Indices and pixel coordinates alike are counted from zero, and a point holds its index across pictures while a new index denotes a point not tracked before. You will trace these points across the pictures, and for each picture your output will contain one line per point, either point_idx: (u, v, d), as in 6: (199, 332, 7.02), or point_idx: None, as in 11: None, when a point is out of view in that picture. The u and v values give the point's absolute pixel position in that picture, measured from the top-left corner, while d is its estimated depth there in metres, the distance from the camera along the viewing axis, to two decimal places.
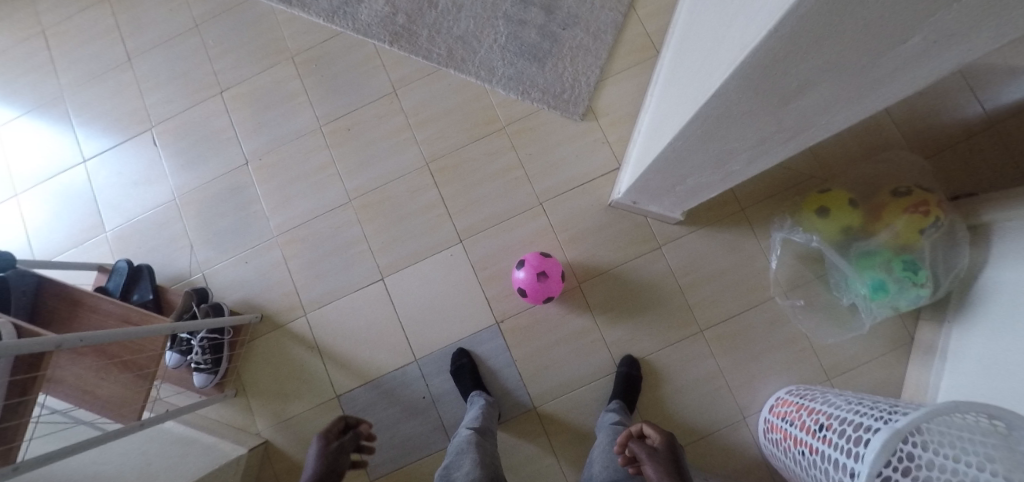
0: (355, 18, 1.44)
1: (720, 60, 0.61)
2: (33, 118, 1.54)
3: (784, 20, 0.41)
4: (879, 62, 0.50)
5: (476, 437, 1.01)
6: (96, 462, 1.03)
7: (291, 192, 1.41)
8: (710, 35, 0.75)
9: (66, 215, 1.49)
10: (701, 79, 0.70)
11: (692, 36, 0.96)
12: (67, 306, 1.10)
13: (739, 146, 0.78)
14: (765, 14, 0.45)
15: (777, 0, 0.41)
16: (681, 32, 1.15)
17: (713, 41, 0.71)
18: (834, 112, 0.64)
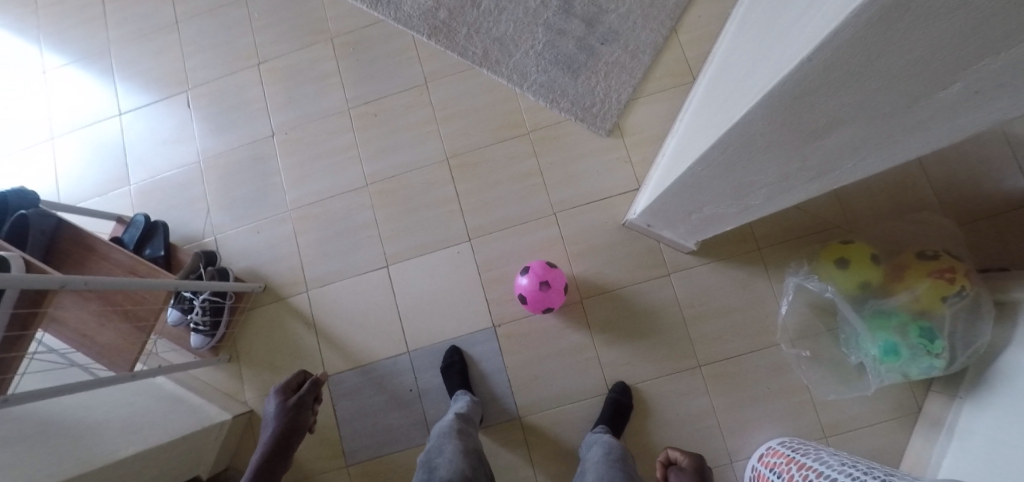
0: (397, 8, 1.45)
1: (750, 93, 0.60)
2: (79, 68, 1.59)
3: (818, 51, 0.39)
4: (916, 107, 0.48)
5: (459, 424, 1.01)
6: (83, 406, 1.05)
7: (312, 169, 1.43)
8: (746, 67, 0.73)
9: (95, 163, 1.54)
10: (729, 112, 0.68)
11: (729, 67, 0.94)
12: (81, 250, 1.14)
13: (762, 181, 0.75)
14: (800, 42, 0.43)
15: (814, 27, 0.40)
16: (719, 62, 1.13)
17: (748, 73, 0.69)
18: (863, 156, 0.62)
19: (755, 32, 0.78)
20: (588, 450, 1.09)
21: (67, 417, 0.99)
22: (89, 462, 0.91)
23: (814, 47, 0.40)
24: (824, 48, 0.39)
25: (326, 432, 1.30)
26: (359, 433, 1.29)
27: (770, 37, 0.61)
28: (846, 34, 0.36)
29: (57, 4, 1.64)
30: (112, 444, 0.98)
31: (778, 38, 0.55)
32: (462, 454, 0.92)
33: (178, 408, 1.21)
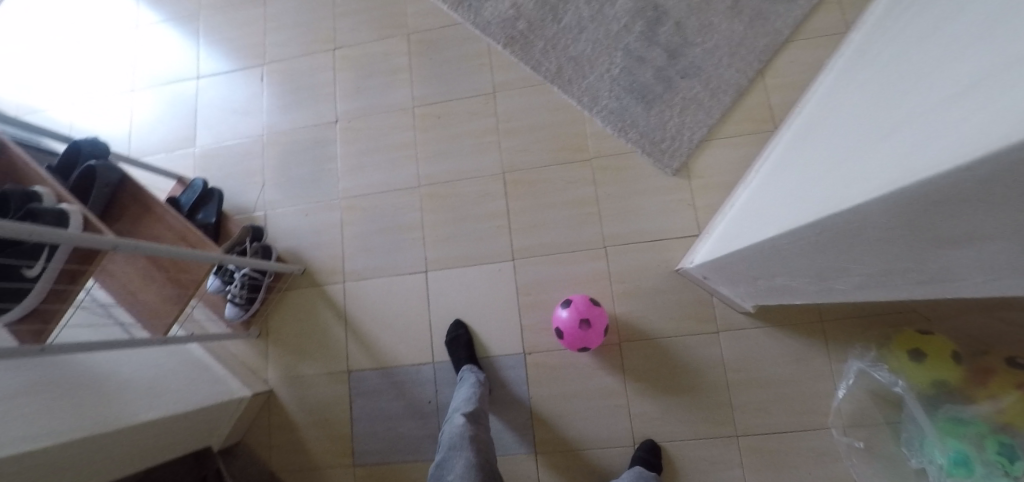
0: (478, 13, 1.44)
1: (870, 170, 0.53)
2: (169, 27, 1.65)
3: (980, 162, 0.33)
4: None
5: (470, 431, 0.97)
6: (117, 361, 1.07)
7: (367, 161, 1.43)
8: (857, 134, 0.67)
9: (167, 121, 1.59)
10: (837, 184, 0.61)
11: (826, 127, 0.87)
12: (139, 207, 1.16)
13: (859, 272, 0.67)
14: (952, 146, 0.38)
15: (975, 137, 0.34)
16: (811, 116, 1.05)
17: (861, 143, 0.63)
18: (985, 289, 0.52)
19: (873, 97, 0.70)
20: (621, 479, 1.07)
21: (98, 371, 1.01)
22: (107, 422, 0.92)
23: (970, 160, 0.34)
24: (982, 164, 0.33)
25: (340, 427, 1.29)
26: (371, 436, 1.27)
27: (901, 113, 0.54)
28: (1016, 158, 0.30)
29: None
30: (133, 407, 0.99)
31: (915, 119, 0.50)
32: (474, 470, 0.90)
33: (202, 377, 1.22)
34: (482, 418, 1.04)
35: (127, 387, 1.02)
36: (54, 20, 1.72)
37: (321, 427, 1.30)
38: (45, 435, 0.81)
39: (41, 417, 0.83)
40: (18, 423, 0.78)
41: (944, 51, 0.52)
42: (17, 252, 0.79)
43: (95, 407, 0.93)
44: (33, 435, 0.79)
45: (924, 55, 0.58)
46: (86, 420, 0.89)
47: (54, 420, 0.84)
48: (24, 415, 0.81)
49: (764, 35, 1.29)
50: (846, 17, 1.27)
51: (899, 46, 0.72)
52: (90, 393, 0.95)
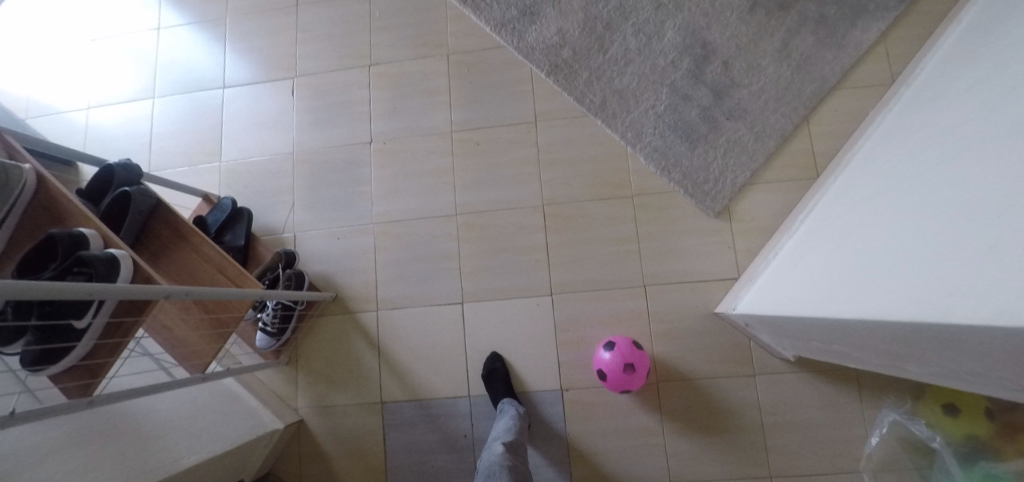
0: (521, 39, 1.43)
1: (960, 284, 0.54)
2: (192, 30, 1.62)
3: None
4: None
5: (509, 458, 0.95)
6: (155, 403, 1.04)
7: (402, 186, 1.40)
8: (911, 222, 0.69)
9: (188, 130, 1.55)
10: (916, 282, 0.62)
11: (870, 192, 0.89)
12: (173, 235, 1.12)
13: (943, 369, 0.67)
14: None
15: None
16: (862, 165, 1.02)
17: (923, 236, 0.65)
18: None
19: (921, 180, 0.73)
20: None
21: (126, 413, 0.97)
22: (158, 470, 0.90)
23: None
24: None
25: (372, 458, 1.28)
26: (405, 468, 1.27)
27: (969, 222, 0.56)
28: None
29: None
30: (172, 451, 0.96)
31: (991, 238, 0.51)
32: None
33: (232, 411, 1.19)
34: (522, 448, 1.02)
35: (156, 427, 0.99)
36: (70, 15, 1.69)
37: (354, 458, 1.29)
38: None
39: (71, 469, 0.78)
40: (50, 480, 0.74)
41: (1003, 168, 0.54)
42: (67, 306, 0.74)
43: (127, 452, 0.89)
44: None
45: (979, 158, 0.61)
46: (119, 467, 0.85)
47: (84, 471, 0.80)
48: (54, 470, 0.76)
49: (811, 81, 1.31)
50: (892, 69, 1.29)
51: (953, 122, 0.74)
52: (117, 437, 0.91)
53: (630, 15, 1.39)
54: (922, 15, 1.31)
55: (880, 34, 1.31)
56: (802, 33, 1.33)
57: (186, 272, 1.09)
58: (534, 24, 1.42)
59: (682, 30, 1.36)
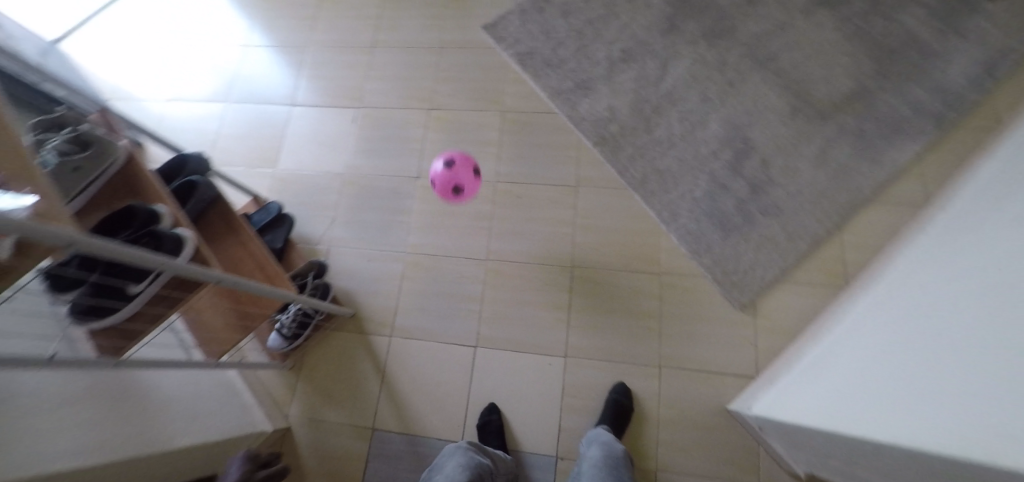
0: (574, 108, 1.54)
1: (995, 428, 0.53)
2: (277, 52, 1.80)
3: None
4: None
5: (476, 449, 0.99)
6: (167, 379, 1.12)
7: (440, 222, 1.48)
8: (936, 351, 0.70)
9: (253, 137, 1.68)
10: (945, 416, 0.62)
11: (894, 310, 0.90)
12: (227, 226, 1.23)
13: None
14: None
15: None
16: (896, 278, 1.00)
17: (949, 369, 0.65)
18: None
19: (945, 310, 0.74)
20: (587, 446, 1.10)
21: (131, 384, 1.02)
22: (156, 444, 0.97)
23: None
24: None
25: None
26: None
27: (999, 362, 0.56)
28: None
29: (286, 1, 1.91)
30: (171, 430, 1.03)
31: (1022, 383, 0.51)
32: (460, 468, 0.89)
33: (227, 409, 1.22)
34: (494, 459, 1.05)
35: (149, 410, 1.02)
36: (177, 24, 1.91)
37: None
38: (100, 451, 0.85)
39: (61, 431, 0.80)
40: (37, 440, 0.75)
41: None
42: (128, 272, 0.89)
43: (113, 428, 0.91)
44: (54, 456, 0.76)
45: (1001, 300, 0.62)
46: (102, 441, 0.87)
47: (71, 438, 0.82)
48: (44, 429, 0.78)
49: (846, 191, 1.34)
50: (927, 190, 1.31)
51: (972, 258, 0.77)
52: (110, 407, 0.94)
53: (677, 104, 1.49)
54: (961, 145, 1.35)
55: (917, 156, 1.35)
56: (839, 144, 1.39)
57: (232, 262, 1.20)
58: (587, 97, 1.54)
59: (726, 124, 1.44)
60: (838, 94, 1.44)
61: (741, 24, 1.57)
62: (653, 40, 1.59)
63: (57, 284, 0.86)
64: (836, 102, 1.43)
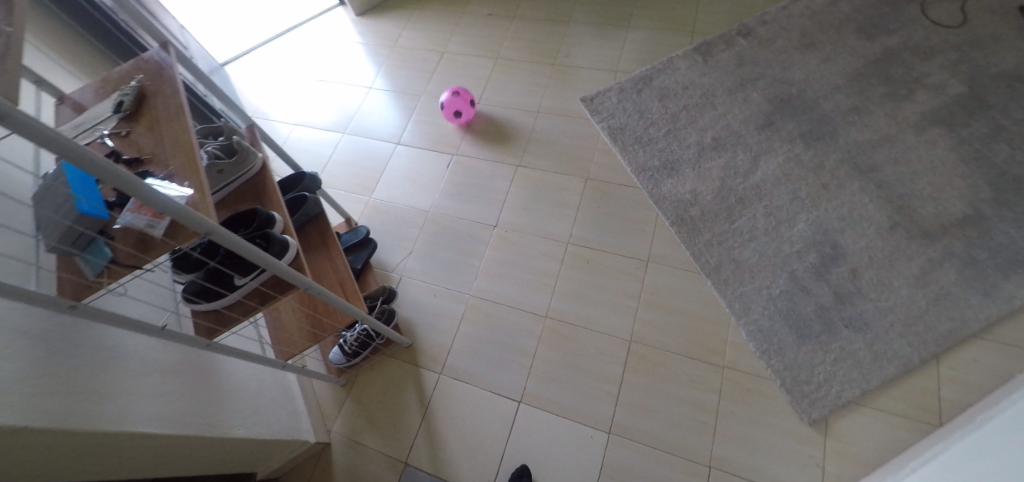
0: (656, 186, 1.58)
1: None
2: (394, 98, 2.06)
3: None
4: None
5: None
6: (238, 368, 1.25)
7: (508, 272, 1.54)
8: None
9: (358, 166, 1.89)
10: None
11: (984, 465, 0.80)
12: (321, 241, 1.39)
13: None
14: None
15: None
16: (993, 426, 0.87)
17: None
18: None
19: None
20: None
21: (208, 367, 1.15)
22: (210, 429, 1.05)
23: None
24: None
25: None
26: None
27: None
28: None
29: (413, 58, 2.20)
30: (226, 419, 1.11)
31: None
32: None
33: (279, 408, 1.30)
34: None
35: (216, 393, 1.12)
36: (320, 66, 2.26)
37: None
38: (166, 423, 0.95)
39: (144, 396, 0.94)
40: (120, 402, 0.88)
41: None
42: (239, 266, 1.03)
43: (188, 401, 1.04)
44: (133, 418, 0.88)
45: None
46: (174, 412, 0.99)
47: (151, 404, 0.95)
48: (130, 392, 0.91)
49: (948, 319, 1.22)
50: None
51: None
52: (189, 383, 1.08)
53: (764, 197, 1.47)
54: None
55: None
56: (944, 267, 1.28)
57: (318, 273, 1.33)
58: (671, 177, 1.58)
59: (814, 226, 1.39)
60: (946, 214, 1.35)
61: (842, 130, 1.55)
62: (745, 133, 1.62)
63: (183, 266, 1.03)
64: (943, 223, 1.34)
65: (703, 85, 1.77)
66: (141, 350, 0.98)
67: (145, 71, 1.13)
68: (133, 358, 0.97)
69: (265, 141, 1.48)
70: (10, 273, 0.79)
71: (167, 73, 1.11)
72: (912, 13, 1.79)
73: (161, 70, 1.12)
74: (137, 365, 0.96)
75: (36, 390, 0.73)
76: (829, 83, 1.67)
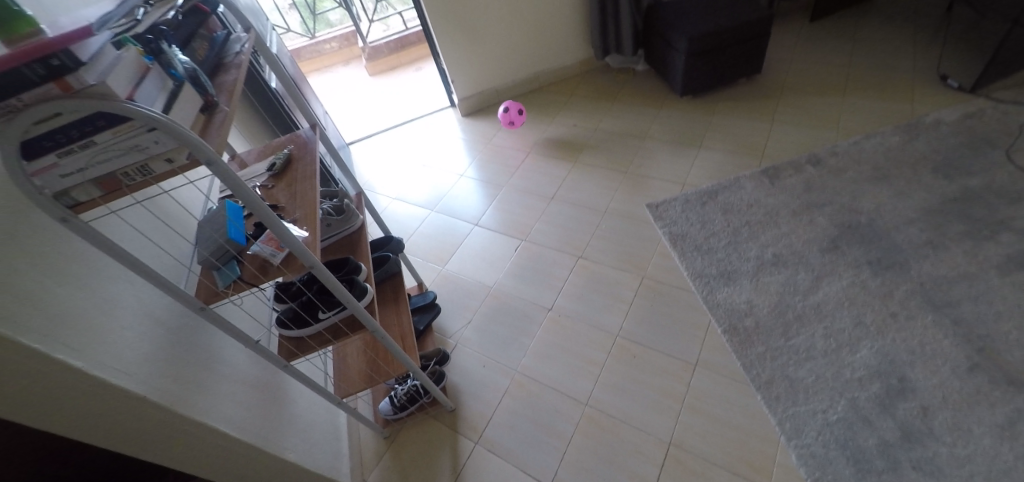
0: (711, 292, 1.62)
1: None
2: (480, 186, 2.36)
3: None
4: None
5: None
6: (298, 399, 1.40)
7: (555, 354, 1.60)
8: None
9: (438, 239, 2.13)
10: None
11: None
12: (392, 297, 1.58)
13: None
14: None
15: None
16: None
17: None
18: None
19: None
20: None
21: (273, 393, 1.30)
22: (267, 445, 1.16)
23: None
24: None
25: None
26: None
27: None
28: None
29: (501, 155, 2.53)
30: (280, 440, 1.22)
31: None
32: None
33: (325, 444, 1.40)
34: None
35: (277, 416, 1.26)
36: (423, 154, 2.67)
37: None
38: (235, 428, 1.07)
39: (224, 401, 1.09)
40: (207, 400, 1.03)
41: None
42: (325, 302, 1.23)
43: (257, 415, 1.18)
44: (214, 416, 1.02)
45: None
46: (244, 421, 1.12)
47: (229, 410, 1.09)
48: (216, 394, 1.07)
49: None
50: None
51: None
52: (261, 398, 1.24)
53: (824, 318, 1.44)
54: None
55: None
56: None
57: (384, 324, 1.51)
58: (727, 287, 1.61)
59: (879, 354, 1.33)
60: None
61: (914, 262, 1.52)
62: (808, 253, 1.63)
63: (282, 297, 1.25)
64: None
65: (768, 204, 1.85)
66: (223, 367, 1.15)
67: (295, 143, 1.49)
68: (221, 369, 1.15)
69: (367, 207, 1.79)
70: (170, 270, 1.07)
71: (310, 146, 1.46)
72: (997, 158, 1.78)
73: (307, 143, 1.47)
74: (224, 373, 1.14)
75: (143, 371, 0.89)
76: (901, 215, 1.66)
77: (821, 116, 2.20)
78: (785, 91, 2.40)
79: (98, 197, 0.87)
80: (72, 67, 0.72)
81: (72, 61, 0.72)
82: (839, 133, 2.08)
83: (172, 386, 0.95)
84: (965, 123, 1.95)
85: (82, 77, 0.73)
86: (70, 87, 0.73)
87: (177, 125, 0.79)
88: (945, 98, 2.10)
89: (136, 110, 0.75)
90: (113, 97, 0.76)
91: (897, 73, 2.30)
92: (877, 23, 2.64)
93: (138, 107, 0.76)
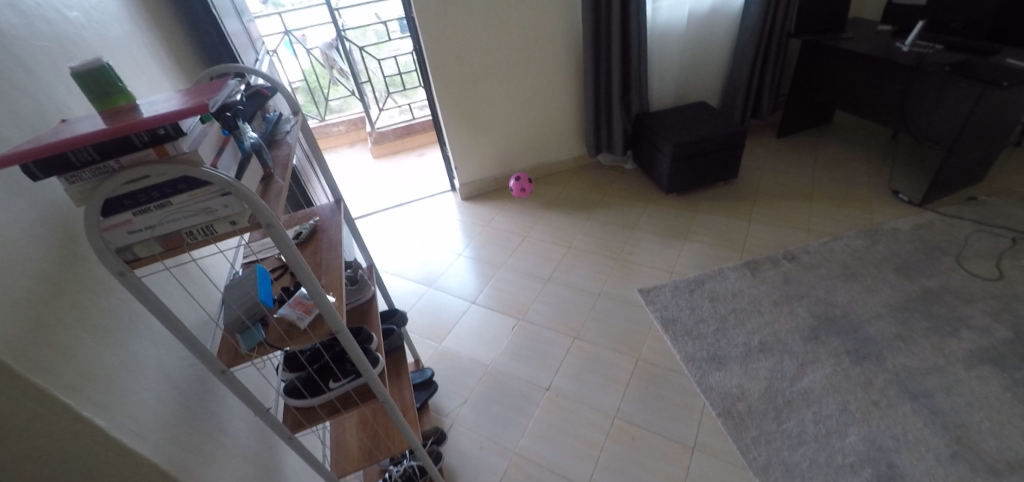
0: (704, 376, 1.69)
1: None
2: (477, 266, 2.48)
3: None
4: None
5: None
6: (293, 470, 1.37)
7: (554, 435, 1.61)
8: None
9: (436, 316, 2.19)
10: None
11: None
12: (394, 370, 1.61)
13: None
14: None
15: None
16: None
17: None
18: None
19: None
20: None
21: (272, 465, 1.25)
22: None
23: None
24: None
25: None
26: None
27: None
28: None
29: (500, 237, 2.69)
30: None
31: None
32: None
33: None
34: None
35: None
36: (423, 233, 2.82)
37: None
38: None
39: (233, 474, 1.02)
40: (218, 474, 0.96)
41: None
42: (339, 370, 1.25)
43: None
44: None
45: None
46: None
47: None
48: (226, 463, 1.02)
49: None
50: None
51: None
52: (262, 468, 1.19)
53: (812, 404, 1.52)
54: None
55: None
56: None
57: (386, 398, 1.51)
58: (718, 371, 1.69)
59: (868, 441, 1.40)
60: (1013, 454, 1.31)
61: (888, 353, 1.64)
62: (791, 341, 1.75)
63: (294, 364, 1.27)
64: (1010, 462, 1.30)
65: (751, 294, 2.00)
66: (235, 429, 1.13)
67: (320, 216, 1.60)
68: (233, 431, 1.13)
69: (375, 279, 1.87)
70: (198, 327, 1.11)
71: (335, 218, 1.58)
72: (948, 263, 2.00)
73: (331, 216, 1.59)
74: (234, 436, 1.12)
75: (171, 434, 0.86)
76: (872, 309, 1.82)
77: (791, 218, 2.45)
78: (757, 195, 2.68)
79: (157, 253, 0.89)
80: (174, 135, 0.78)
81: (175, 131, 0.78)
82: (808, 234, 2.31)
83: (190, 460, 0.88)
84: (917, 232, 2.20)
85: (179, 145, 0.80)
86: (166, 152, 0.79)
87: (247, 189, 0.82)
88: (897, 209, 2.39)
89: (212, 174, 0.80)
90: (199, 163, 0.82)
91: (853, 186, 2.62)
92: (831, 143, 3.05)
93: (215, 171, 0.80)
